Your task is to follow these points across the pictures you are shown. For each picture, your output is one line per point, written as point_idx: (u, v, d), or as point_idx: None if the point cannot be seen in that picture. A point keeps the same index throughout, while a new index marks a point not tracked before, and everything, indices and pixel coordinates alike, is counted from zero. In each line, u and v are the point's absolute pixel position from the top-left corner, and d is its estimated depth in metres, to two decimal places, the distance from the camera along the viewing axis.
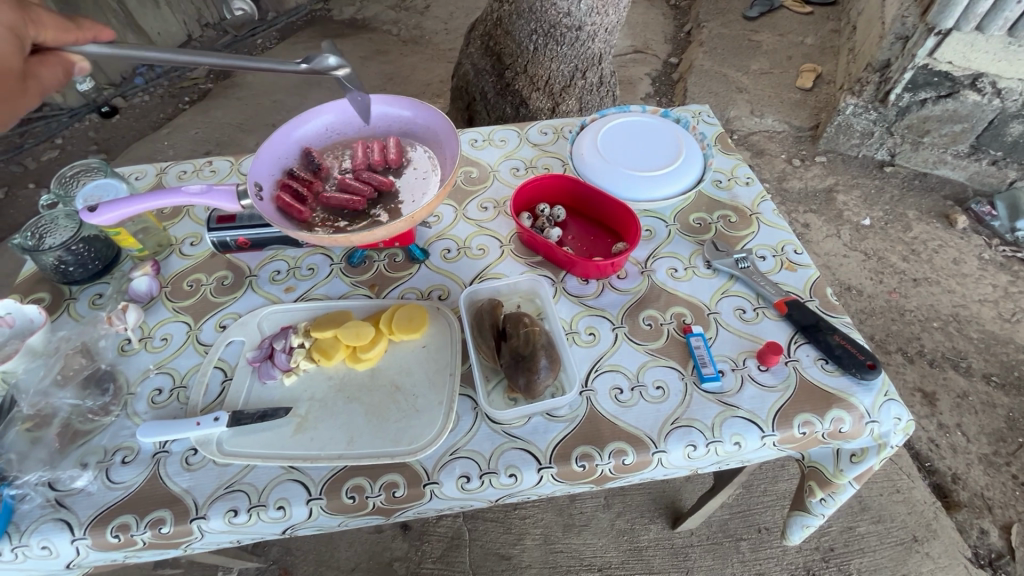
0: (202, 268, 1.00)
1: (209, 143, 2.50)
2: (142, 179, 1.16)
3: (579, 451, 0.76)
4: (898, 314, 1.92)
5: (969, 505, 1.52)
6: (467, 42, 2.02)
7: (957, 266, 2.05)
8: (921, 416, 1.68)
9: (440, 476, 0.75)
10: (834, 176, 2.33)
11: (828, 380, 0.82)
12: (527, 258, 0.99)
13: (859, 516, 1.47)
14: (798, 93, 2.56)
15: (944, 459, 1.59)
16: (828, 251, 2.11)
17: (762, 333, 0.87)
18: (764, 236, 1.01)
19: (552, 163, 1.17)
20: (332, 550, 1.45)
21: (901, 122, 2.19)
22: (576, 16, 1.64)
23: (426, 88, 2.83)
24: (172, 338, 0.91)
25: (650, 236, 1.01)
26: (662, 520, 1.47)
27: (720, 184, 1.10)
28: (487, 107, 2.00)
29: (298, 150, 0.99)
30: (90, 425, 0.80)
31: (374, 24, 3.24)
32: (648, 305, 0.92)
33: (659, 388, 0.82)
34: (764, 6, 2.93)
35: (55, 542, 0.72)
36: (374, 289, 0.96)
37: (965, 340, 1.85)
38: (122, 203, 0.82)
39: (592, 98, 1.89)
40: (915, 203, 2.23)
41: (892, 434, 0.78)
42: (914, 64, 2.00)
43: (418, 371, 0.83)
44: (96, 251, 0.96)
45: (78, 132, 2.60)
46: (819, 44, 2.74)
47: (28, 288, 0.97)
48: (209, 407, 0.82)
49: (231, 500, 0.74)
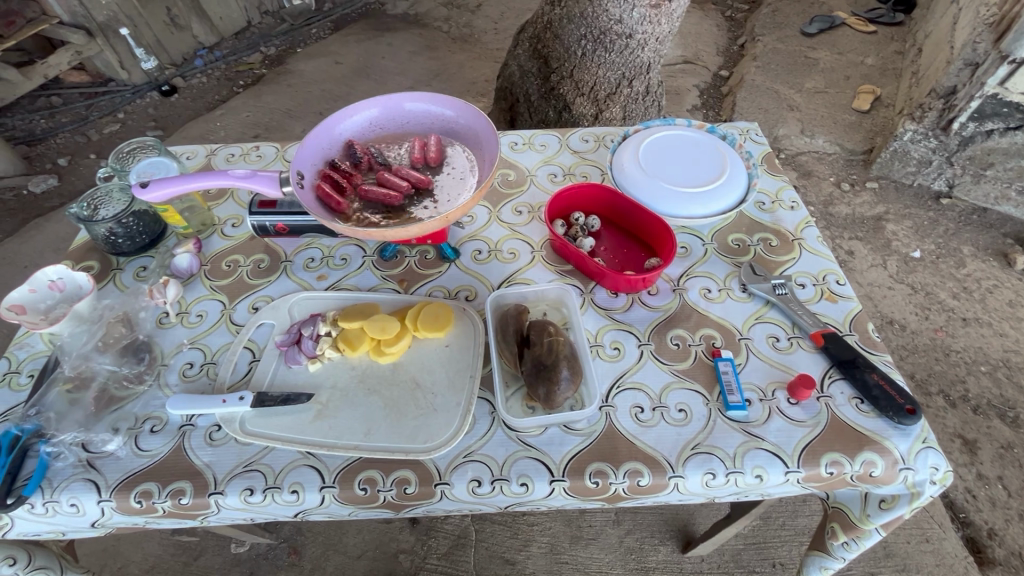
0: (240, 250, 1.03)
1: (258, 127, 2.58)
2: (192, 159, 1.20)
3: (593, 467, 0.75)
4: (943, 354, 1.82)
5: (1004, 564, 1.43)
6: (515, 43, 2.02)
7: (1013, 308, 1.93)
8: (959, 464, 1.59)
9: (452, 478, 0.75)
10: (884, 204, 2.23)
11: (863, 421, 0.78)
12: (557, 266, 0.99)
13: (881, 562, 1.41)
14: (853, 115, 2.45)
15: (980, 512, 1.51)
16: (871, 281, 2.02)
17: (795, 364, 0.84)
18: (806, 263, 0.97)
19: (590, 171, 1.15)
20: (341, 535, 1.47)
21: (963, 152, 2.08)
22: (628, 23, 1.62)
23: (471, 86, 2.85)
24: (207, 315, 0.94)
25: (685, 253, 0.99)
26: (672, 543, 1.44)
27: (763, 206, 1.07)
28: (530, 109, 2.00)
29: (341, 143, 1.00)
30: (125, 392, 0.83)
31: (425, 20, 3.28)
32: (677, 325, 0.89)
33: (682, 412, 0.79)
34: (824, 24, 2.83)
35: (83, 501, 0.75)
36: (403, 284, 0.97)
37: (1014, 387, 1.74)
38: (171, 181, 0.86)
39: (636, 108, 1.87)
40: (971, 239, 2.11)
41: (927, 485, 0.74)
42: (983, 93, 1.90)
43: (439, 370, 0.83)
44: (144, 225, 1.00)
45: (139, 109, 2.73)
46: (881, 65, 2.63)
47: (80, 255, 1.02)
48: (235, 385, 0.84)
49: (248, 479, 0.76)
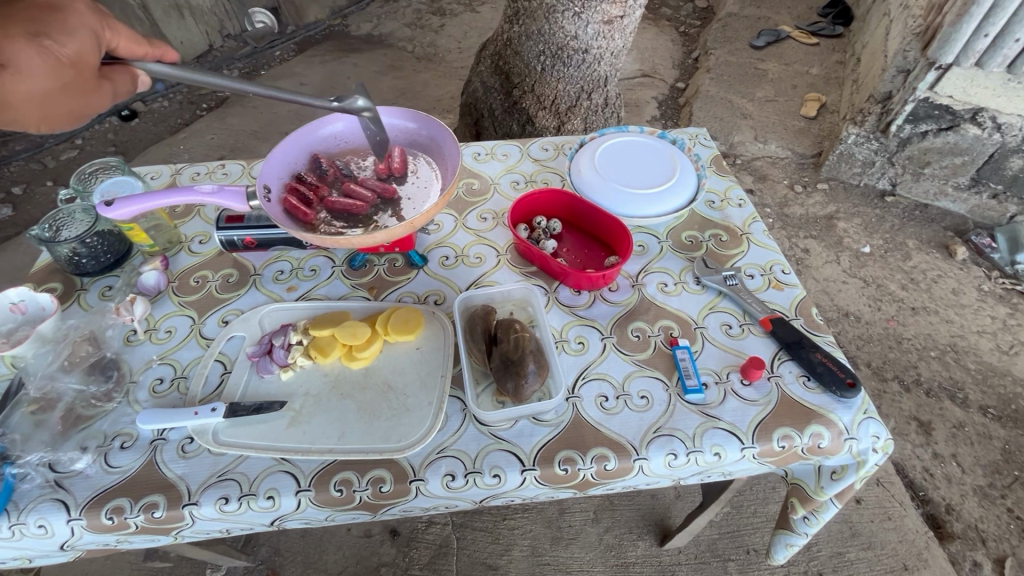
0: (208, 266, 1.04)
1: (224, 149, 2.57)
2: (157, 178, 1.21)
3: (562, 455, 0.78)
4: (895, 342, 1.93)
5: (962, 537, 1.51)
6: (477, 60, 2.09)
7: (956, 296, 2.06)
8: (916, 445, 1.67)
9: (426, 474, 0.77)
10: (834, 204, 2.36)
11: (810, 397, 0.83)
12: (522, 268, 1.03)
13: (848, 542, 1.47)
14: (802, 121, 2.60)
15: (938, 489, 1.59)
16: (826, 276, 2.13)
17: (746, 348, 0.89)
18: (754, 255, 1.04)
19: (551, 178, 1.21)
20: (320, 553, 1.46)
21: (902, 153, 2.23)
22: (583, 39, 1.70)
23: (438, 103, 2.91)
24: (176, 330, 0.95)
25: (642, 251, 1.04)
26: (650, 537, 1.47)
27: (713, 204, 1.13)
28: (495, 124, 2.06)
29: (306, 156, 1.03)
30: (92, 411, 0.83)
31: (390, 40, 3.34)
32: (637, 318, 0.94)
33: (643, 398, 0.84)
34: (771, 37, 3.00)
35: (52, 521, 0.74)
36: (373, 291, 0.99)
37: (962, 370, 1.86)
38: (137, 199, 0.87)
39: (596, 119, 1.95)
40: (915, 233, 2.25)
41: (870, 453, 0.80)
42: (915, 97, 2.04)
43: (410, 371, 0.86)
44: (108, 245, 1.00)
45: (98, 134, 2.68)
46: (824, 74, 2.80)
47: (42, 278, 1.02)
48: (207, 398, 0.85)
49: (223, 488, 0.76)
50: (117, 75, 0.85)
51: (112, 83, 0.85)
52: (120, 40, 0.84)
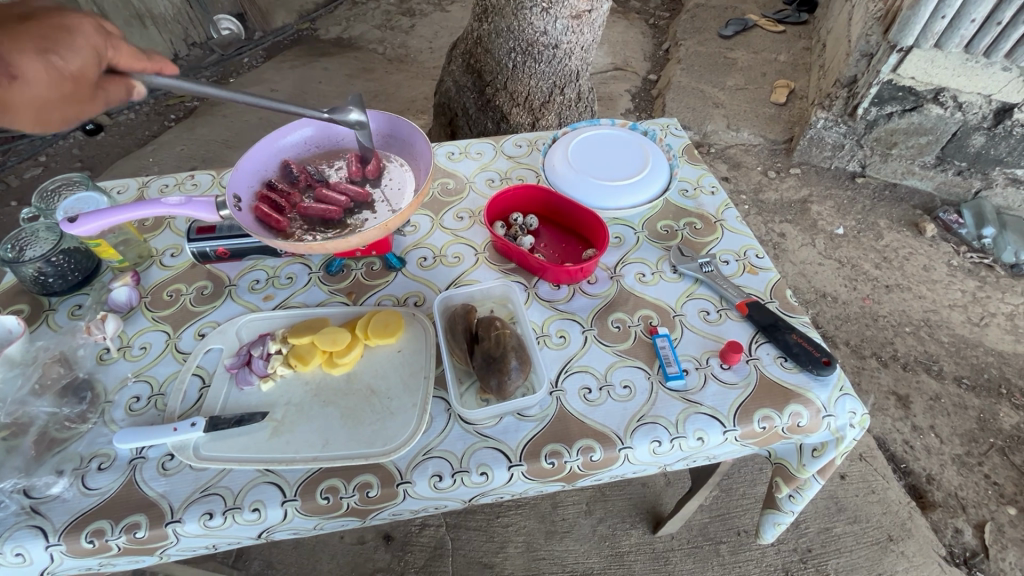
0: (181, 278, 1.02)
1: (195, 159, 2.52)
2: (124, 193, 1.18)
3: (548, 448, 0.79)
4: (872, 320, 1.97)
5: (943, 505, 1.56)
6: (449, 60, 2.08)
7: (927, 272, 2.12)
8: (895, 419, 1.72)
9: (413, 476, 0.77)
10: (808, 187, 2.41)
11: (787, 377, 0.85)
12: (500, 265, 1.03)
13: (835, 517, 1.50)
14: (772, 108, 2.64)
15: (919, 460, 1.64)
16: (803, 259, 2.17)
17: (724, 333, 0.91)
18: (727, 241, 1.05)
19: (526, 174, 1.21)
20: (314, 562, 1.44)
21: (870, 135, 2.28)
22: (553, 34, 1.71)
23: (411, 104, 2.89)
24: (151, 347, 0.93)
25: (619, 243, 1.05)
26: (643, 525, 1.49)
27: (686, 193, 1.15)
28: (469, 123, 2.05)
29: (277, 163, 1.02)
30: (67, 433, 0.81)
31: (360, 42, 3.30)
32: (617, 308, 0.95)
33: (626, 388, 0.85)
34: (739, 26, 3.03)
35: (29, 549, 0.73)
36: (351, 296, 0.99)
37: (936, 343, 1.91)
38: (100, 214, 0.84)
39: (571, 114, 1.95)
40: (886, 213, 2.31)
41: (848, 428, 0.82)
42: (880, 80, 2.08)
43: (392, 375, 0.85)
44: (76, 262, 0.98)
45: (63, 150, 2.61)
46: (792, 61, 2.84)
47: (7, 299, 0.99)
48: (186, 413, 0.83)
49: (207, 503, 0.75)
50: (113, 84, 0.75)
51: (105, 94, 0.75)
52: (121, 54, 0.75)
